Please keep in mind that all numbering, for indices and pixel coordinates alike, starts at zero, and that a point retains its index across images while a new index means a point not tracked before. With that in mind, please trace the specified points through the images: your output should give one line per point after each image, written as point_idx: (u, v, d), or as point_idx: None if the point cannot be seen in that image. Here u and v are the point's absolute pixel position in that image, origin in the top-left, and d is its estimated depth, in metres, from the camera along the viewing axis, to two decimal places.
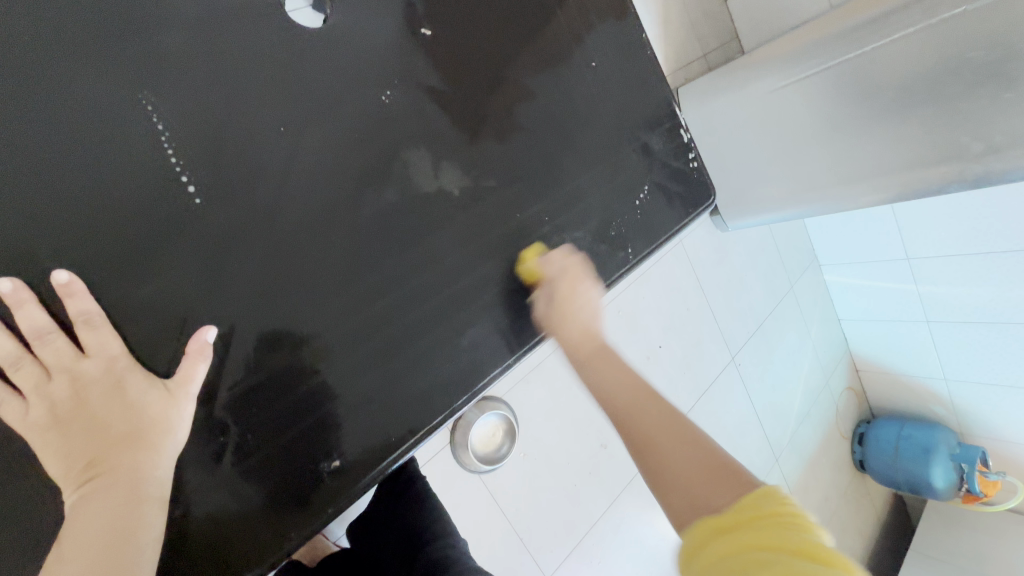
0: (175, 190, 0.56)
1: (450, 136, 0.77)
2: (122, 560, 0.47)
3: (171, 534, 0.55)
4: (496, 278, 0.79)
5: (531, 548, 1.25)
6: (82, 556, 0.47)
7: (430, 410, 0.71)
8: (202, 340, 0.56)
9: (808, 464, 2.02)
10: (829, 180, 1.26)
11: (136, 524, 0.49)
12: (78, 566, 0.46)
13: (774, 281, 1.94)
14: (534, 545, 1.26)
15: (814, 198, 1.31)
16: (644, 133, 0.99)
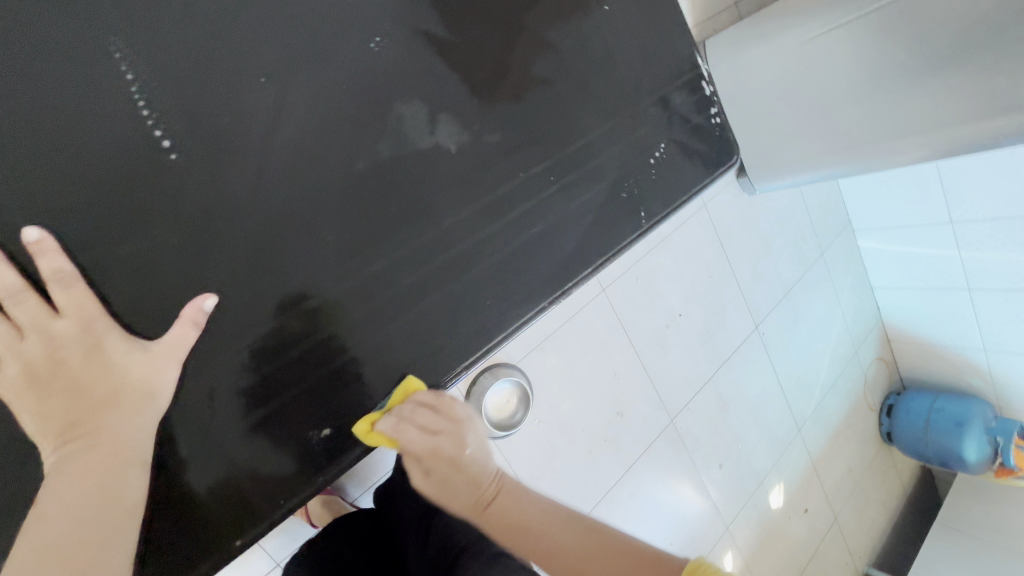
0: (150, 145, 0.53)
1: (449, 86, 0.71)
2: (104, 526, 0.48)
3: (161, 498, 0.54)
4: (499, 242, 0.74)
5: None
6: (64, 517, 0.46)
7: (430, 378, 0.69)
8: (199, 307, 0.55)
9: (833, 436, 1.96)
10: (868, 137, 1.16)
11: (118, 490, 0.49)
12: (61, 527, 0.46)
13: (803, 247, 1.85)
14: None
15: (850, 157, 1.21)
16: (663, 84, 0.91)
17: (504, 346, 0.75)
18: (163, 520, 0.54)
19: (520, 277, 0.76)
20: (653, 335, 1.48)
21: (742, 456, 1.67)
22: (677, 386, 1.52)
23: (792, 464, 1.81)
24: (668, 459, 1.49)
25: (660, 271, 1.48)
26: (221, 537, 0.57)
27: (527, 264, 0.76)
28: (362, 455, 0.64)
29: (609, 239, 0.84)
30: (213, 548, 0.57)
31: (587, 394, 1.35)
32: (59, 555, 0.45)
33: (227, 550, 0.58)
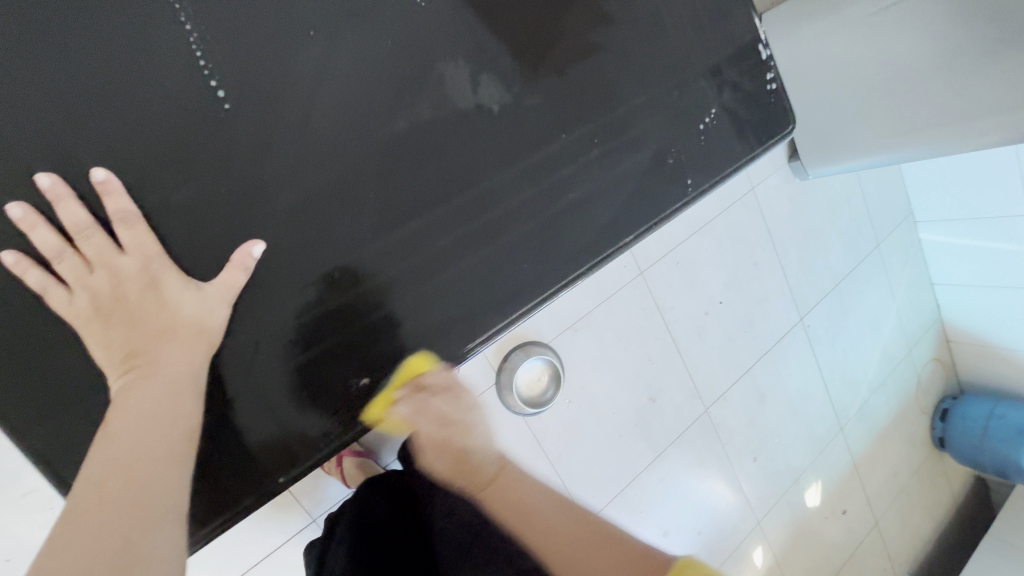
0: (206, 95, 0.56)
1: (492, 46, 0.71)
2: (165, 444, 0.47)
3: (210, 434, 0.58)
4: (536, 206, 0.73)
5: (571, 490, 1.28)
6: (129, 435, 0.46)
7: (460, 342, 0.69)
8: (246, 252, 0.57)
9: (879, 436, 1.87)
10: (940, 117, 1.07)
11: (178, 411, 0.49)
12: (128, 443, 0.46)
13: (857, 237, 1.76)
14: (574, 488, 1.29)
15: (919, 139, 1.12)
16: (715, 51, 0.87)
17: (536, 314, 0.74)
18: (209, 457, 0.58)
19: (555, 245, 0.75)
20: (691, 321, 1.45)
21: (779, 449, 1.62)
22: (713, 375, 1.49)
23: (832, 462, 1.74)
24: (700, 448, 1.46)
25: (701, 256, 1.45)
26: (260, 479, 0.60)
27: (562, 231, 0.75)
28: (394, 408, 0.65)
29: (649, 209, 0.81)
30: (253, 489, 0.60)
31: (619, 377, 1.35)
32: (125, 467, 0.44)
33: (265, 492, 0.60)
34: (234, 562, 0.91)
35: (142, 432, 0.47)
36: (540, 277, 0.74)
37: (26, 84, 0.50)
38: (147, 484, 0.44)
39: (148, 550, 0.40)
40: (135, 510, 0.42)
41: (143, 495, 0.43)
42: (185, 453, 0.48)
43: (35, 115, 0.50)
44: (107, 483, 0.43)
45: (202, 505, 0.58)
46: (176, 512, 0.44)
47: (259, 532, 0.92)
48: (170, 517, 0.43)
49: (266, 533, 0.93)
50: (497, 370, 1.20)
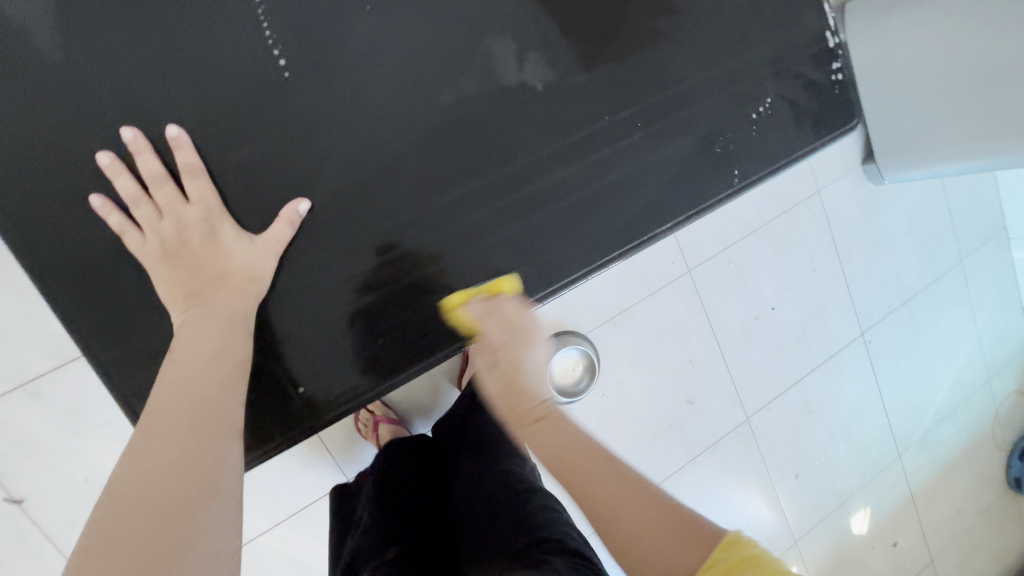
0: (269, 63, 0.61)
1: (541, 24, 0.71)
2: (223, 369, 0.53)
3: (257, 373, 0.63)
4: (572, 186, 0.73)
5: None
6: (191, 360, 0.52)
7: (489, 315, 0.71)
8: (294, 210, 0.62)
9: (943, 469, 1.72)
10: None
11: (232, 344, 0.55)
12: (190, 366, 0.51)
13: (935, 249, 1.62)
14: None
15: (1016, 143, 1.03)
16: (778, 36, 0.83)
17: (581, 285, 0.76)
18: (255, 395, 0.63)
19: (593, 227, 0.75)
20: (738, 326, 1.40)
21: (825, 468, 1.53)
22: (758, 383, 1.44)
23: (885, 490, 1.63)
24: (736, 457, 1.41)
25: (755, 258, 1.40)
26: (298, 420, 0.65)
27: (601, 214, 0.75)
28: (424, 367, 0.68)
29: (692, 196, 0.79)
30: (294, 427, 0.65)
31: (657, 375, 1.33)
32: (192, 386, 0.50)
33: (302, 431, 0.65)
34: (274, 509, 0.99)
35: (205, 357, 0.52)
36: (576, 255, 0.74)
37: (117, 48, 0.57)
38: (211, 402, 0.50)
39: (217, 454, 0.47)
40: (202, 423, 0.48)
41: (208, 409, 0.49)
42: (240, 379, 0.54)
43: (124, 77, 0.57)
44: (178, 397, 0.49)
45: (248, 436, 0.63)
46: (234, 430, 0.50)
47: (296, 484, 1.01)
48: (231, 430, 0.50)
49: (302, 486, 1.01)
50: None
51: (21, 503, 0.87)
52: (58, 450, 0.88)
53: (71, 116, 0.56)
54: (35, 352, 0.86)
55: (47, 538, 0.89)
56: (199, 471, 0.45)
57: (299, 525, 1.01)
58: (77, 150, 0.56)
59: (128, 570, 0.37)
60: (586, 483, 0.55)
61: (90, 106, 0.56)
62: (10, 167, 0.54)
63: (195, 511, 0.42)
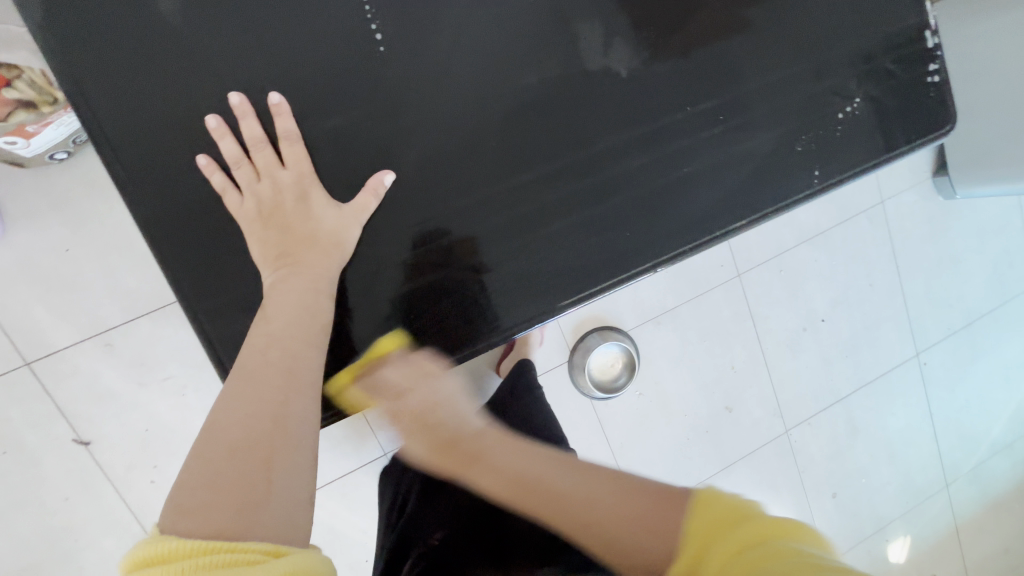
0: (366, 36, 0.63)
1: (629, 10, 0.71)
2: (309, 329, 0.56)
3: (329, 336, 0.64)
4: (643, 177, 0.73)
5: None
6: (281, 316, 0.55)
7: (547, 300, 0.70)
8: (379, 180, 0.64)
9: (992, 505, 1.62)
10: None
11: (316, 305, 0.58)
12: (280, 322, 0.55)
13: (1006, 272, 1.53)
14: None
15: None
16: (872, 33, 0.80)
17: (642, 280, 0.74)
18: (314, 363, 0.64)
19: (659, 219, 0.73)
20: (785, 336, 1.36)
21: (865, 490, 1.47)
22: (803, 395, 1.39)
23: (927, 520, 1.55)
24: (772, 469, 1.38)
25: (809, 268, 1.36)
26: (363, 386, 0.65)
27: (670, 208, 0.74)
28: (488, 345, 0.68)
29: (763, 196, 0.77)
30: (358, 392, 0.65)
31: (697, 378, 1.31)
32: (279, 340, 0.53)
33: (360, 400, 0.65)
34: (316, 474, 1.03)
35: (293, 319, 0.55)
36: (636, 245, 0.73)
37: (228, 16, 0.60)
38: (301, 360, 0.53)
39: (303, 406, 0.50)
40: (291, 376, 0.51)
41: (296, 364, 0.52)
42: (322, 343, 0.57)
43: (232, 44, 0.60)
44: (270, 354, 0.52)
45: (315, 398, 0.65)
46: (316, 387, 0.53)
47: (339, 452, 1.04)
48: (314, 388, 0.53)
49: (343, 456, 1.05)
50: (572, 349, 1.23)
51: (87, 445, 0.93)
52: (128, 398, 0.94)
53: (181, 79, 0.59)
54: (118, 303, 0.92)
55: (109, 480, 0.94)
56: (288, 421, 0.48)
57: (336, 493, 1.05)
58: (184, 112, 0.60)
59: (232, 501, 0.40)
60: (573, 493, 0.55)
61: (198, 70, 0.59)
62: (124, 123, 0.58)
63: (287, 456, 0.46)
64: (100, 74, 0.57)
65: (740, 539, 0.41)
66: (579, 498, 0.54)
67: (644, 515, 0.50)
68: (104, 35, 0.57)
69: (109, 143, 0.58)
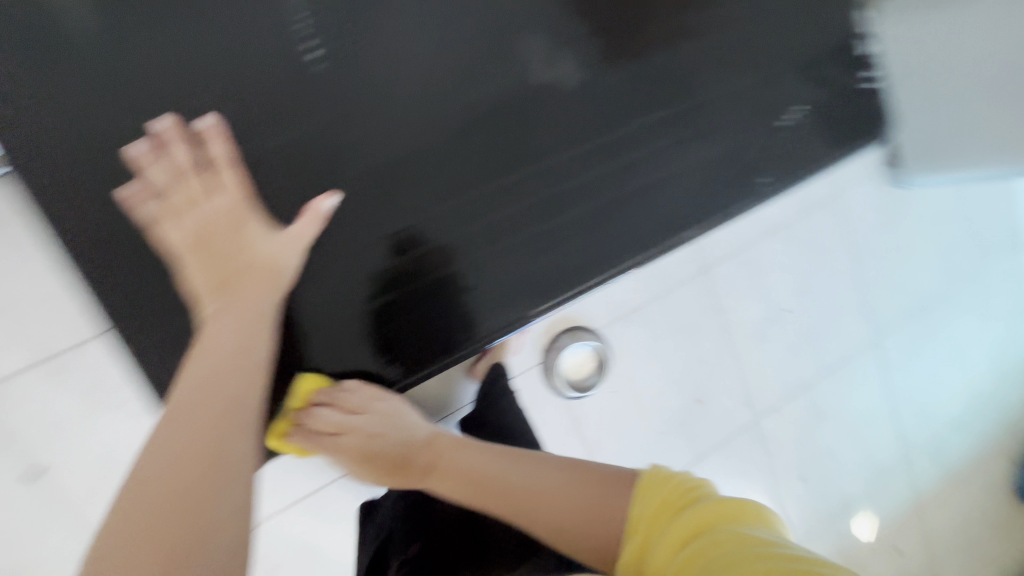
0: (299, 56, 0.61)
1: (576, 23, 0.70)
2: (248, 364, 0.56)
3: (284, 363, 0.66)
4: (597, 191, 0.74)
5: None
6: (218, 353, 0.55)
7: (508, 316, 0.72)
8: (319, 205, 0.62)
9: (951, 478, 1.71)
10: None
11: (256, 338, 0.57)
12: (216, 358, 0.54)
13: (954, 258, 1.60)
14: None
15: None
16: (813, 42, 0.82)
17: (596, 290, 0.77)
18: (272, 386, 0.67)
19: (614, 230, 0.75)
20: (750, 327, 1.39)
21: (831, 472, 1.53)
22: (770, 385, 1.43)
23: (891, 497, 1.62)
24: (745, 457, 1.42)
25: (770, 261, 1.38)
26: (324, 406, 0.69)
27: (625, 219, 0.76)
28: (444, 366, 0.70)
29: (715, 204, 0.79)
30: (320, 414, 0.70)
31: (667, 374, 1.33)
32: (216, 375, 0.54)
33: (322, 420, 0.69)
34: None
35: (227, 353, 0.55)
36: (594, 255, 0.75)
37: (158, 38, 0.58)
38: (238, 396, 0.54)
39: (235, 445, 0.53)
40: (227, 413, 0.53)
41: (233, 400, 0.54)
42: (261, 375, 0.58)
43: (160, 68, 0.58)
44: (205, 393, 0.53)
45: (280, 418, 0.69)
46: (251, 421, 0.55)
47: None
48: (250, 423, 0.55)
49: None
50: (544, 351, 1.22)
51: None
52: None
53: (109, 103, 0.57)
54: None
55: None
56: (215, 462, 0.51)
57: None
58: (113, 139, 0.58)
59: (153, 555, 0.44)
60: (539, 493, 0.69)
61: (132, 94, 0.58)
62: (47, 151, 0.56)
63: (215, 500, 0.49)
64: (16, 102, 0.55)
65: (663, 537, 0.54)
66: (530, 492, 0.69)
67: (593, 510, 0.65)
68: (21, 60, 0.55)
69: (33, 172, 0.55)
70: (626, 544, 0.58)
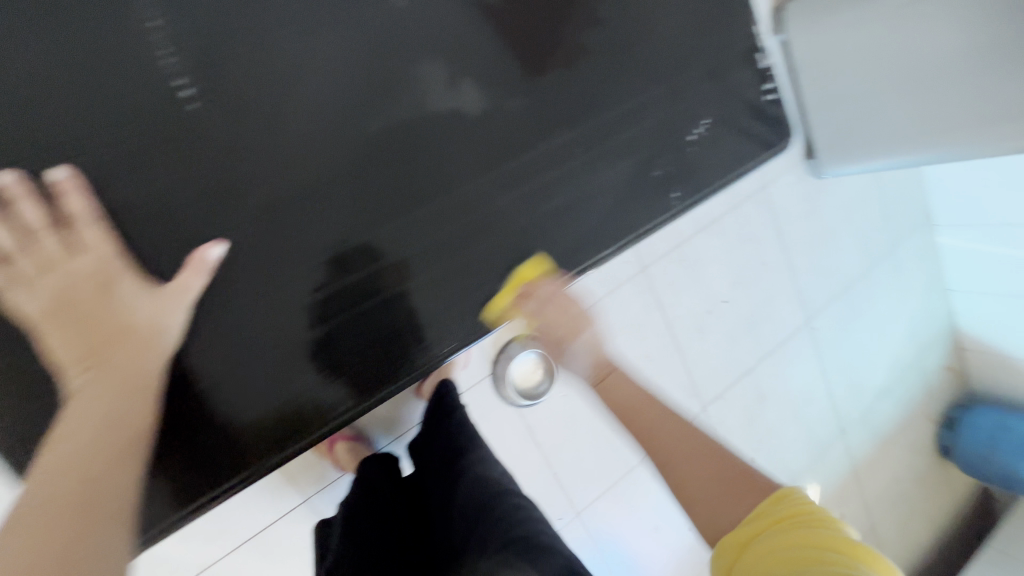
0: (169, 94, 0.57)
1: (477, 50, 0.71)
2: (119, 439, 0.49)
3: (193, 422, 0.62)
4: (513, 215, 0.75)
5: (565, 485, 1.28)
6: (80, 431, 0.48)
7: (460, 329, 0.74)
8: (204, 255, 0.60)
9: (883, 442, 1.83)
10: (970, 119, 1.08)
11: (131, 408, 0.51)
12: (77, 438, 0.47)
13: (872, 240, 1.70)
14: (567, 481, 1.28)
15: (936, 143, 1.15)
16: (715, 55, 0.85)
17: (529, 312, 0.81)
18: (207, 435, 0.63)
19: (534, 250, 0.77)
20: (692, 319, 1.42)
21: (777, 450, 1.60)
22: (713, 374, 1.48)
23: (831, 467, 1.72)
24: None
25: (706, 256, 1.41)
26: (242, 462, 0.65)
27: (548, 238, 0.78)
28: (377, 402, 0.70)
29: (630, 221, 0.83)
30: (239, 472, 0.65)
31: None
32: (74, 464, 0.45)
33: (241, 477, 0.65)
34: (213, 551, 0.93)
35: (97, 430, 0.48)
36: (510, 276, 0.77)
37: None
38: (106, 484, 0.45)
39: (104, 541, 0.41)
40: (89, 508, 0.42)
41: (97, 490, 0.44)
42: (139, 455, 0.50)
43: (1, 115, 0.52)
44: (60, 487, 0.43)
45: (190, 484, 0.63)
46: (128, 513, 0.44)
47: None
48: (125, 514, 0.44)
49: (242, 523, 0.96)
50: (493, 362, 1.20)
51: None
52: None
53: None
54: None
55: None
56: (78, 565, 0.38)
57: None
58: None
59: None
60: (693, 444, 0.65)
61: None
62: None
63: None
64: None
65: (773, 540, 0.51)
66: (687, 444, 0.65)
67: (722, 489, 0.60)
68: None
69: None
70: (732, 535, 0.56)
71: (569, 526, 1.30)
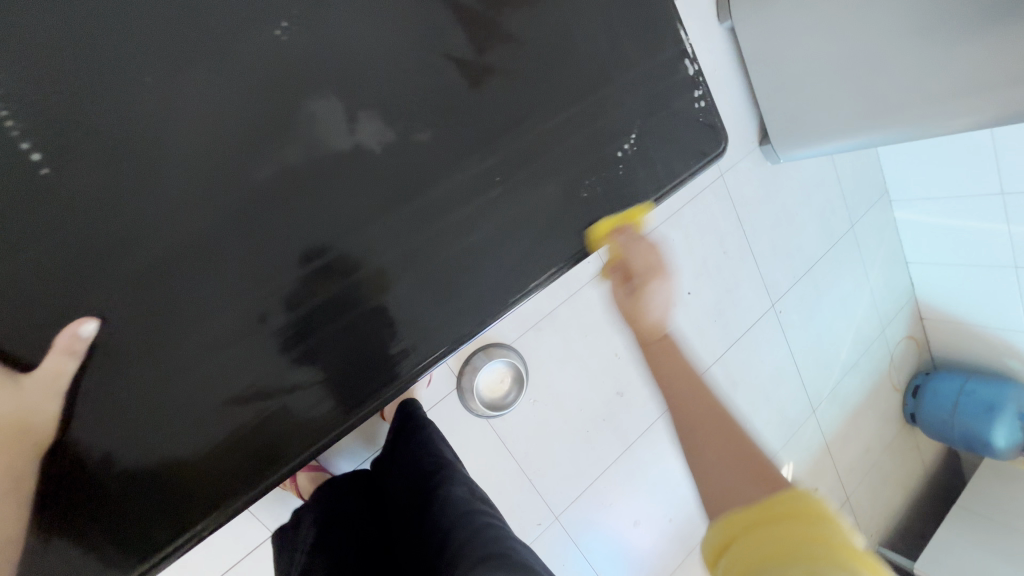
0: (18, 158, 0.52)
1: (374, 82, 0.66)
2: None
3: (140, 477, 0.59)
4: (434, 250, 0.71)
5: (541, 489, 1.25)
6: None
7: (418, 353, 0.71)
8: (73, 336, 0.55)
9: (852, 419, 1.85)
10: (912, 100, 1.08)
11: None
12: None
13: (831, 220, 1.69)
14: (544, 487, 1.25)
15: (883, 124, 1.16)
16: (638, 63, 0.81)
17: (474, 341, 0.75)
18: (160, 487, 0.60)
19: (462, 285, 0.73)
20: None
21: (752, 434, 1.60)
22: None
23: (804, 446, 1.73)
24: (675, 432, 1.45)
25: (670, 249, 1.37)
26: (201, 511, 0.62)
27: (478, 268, 0.74)
28: (348, 429, 0.68)
29: (562, 242, 0.78)
30: (196, 522, 0.61)
31: (583, 378, 1.29)
32: None
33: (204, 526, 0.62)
34: None
35: None
36: (443, 306, 0.72)
37: None
38: None
39: None
40: None
41: None
42: None
43: None
44: None
45: (142, 542, 0.59)
46: None
47: None
48: None
49: None
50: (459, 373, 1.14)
51: None
52: None
53: None
54: None
55: None
56: None
57: None
58: None
59: None
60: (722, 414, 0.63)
61: None
62: None
63: None
64: None
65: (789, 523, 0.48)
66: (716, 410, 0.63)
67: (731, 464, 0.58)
68: None
69: None
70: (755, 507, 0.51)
71: (549, 531, 1.27)
